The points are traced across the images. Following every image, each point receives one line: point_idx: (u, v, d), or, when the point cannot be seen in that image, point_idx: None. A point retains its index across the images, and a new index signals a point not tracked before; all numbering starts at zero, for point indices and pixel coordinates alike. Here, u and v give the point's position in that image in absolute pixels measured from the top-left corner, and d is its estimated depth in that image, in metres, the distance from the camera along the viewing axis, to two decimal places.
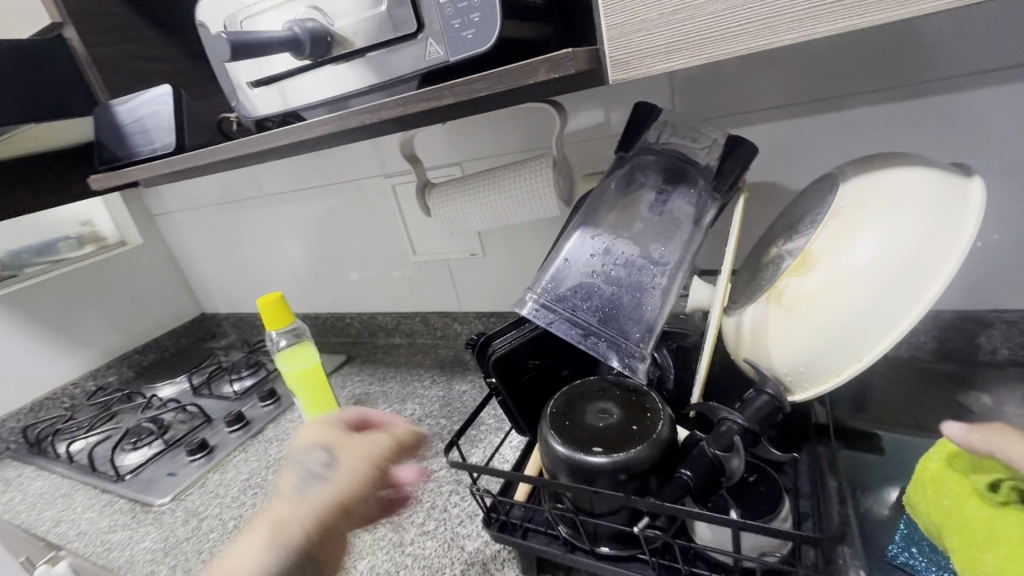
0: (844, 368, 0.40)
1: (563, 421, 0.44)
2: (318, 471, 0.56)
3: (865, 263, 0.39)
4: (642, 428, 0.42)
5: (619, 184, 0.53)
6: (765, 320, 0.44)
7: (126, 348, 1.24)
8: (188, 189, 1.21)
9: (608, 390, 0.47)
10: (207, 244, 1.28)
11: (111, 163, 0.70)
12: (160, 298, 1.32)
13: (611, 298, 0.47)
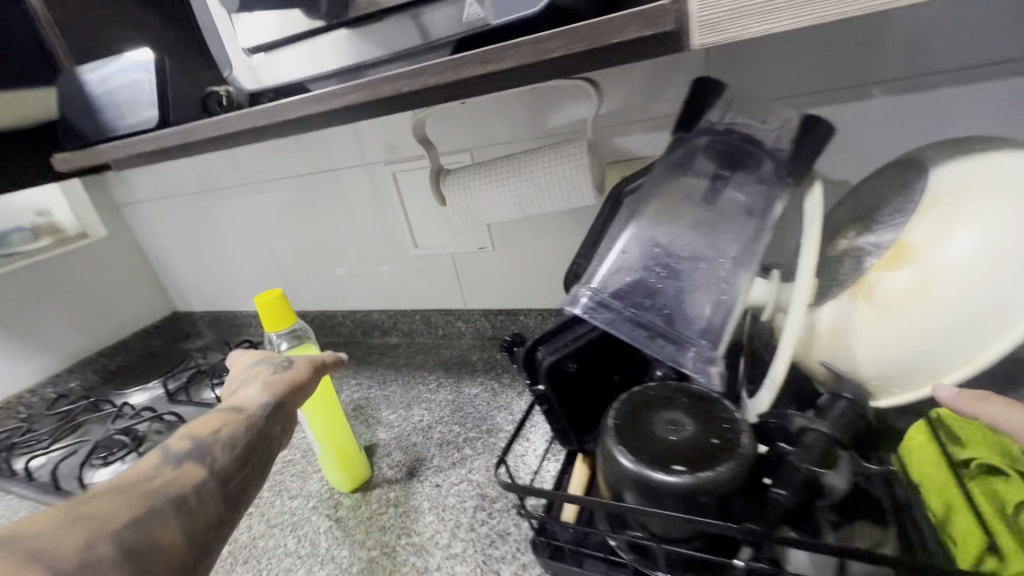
0: (948, 371, 0.37)
1: (630, 435, 0.40)
2: (282, 364, 0.52)
3: (977, 257, 0.34)
4: (723, 443, 0.37)
5: (671, 174, 0.50)
6: (851, 320, 0.40)
7: (89, 351, 1.13)
8: (159, 177, 1.11)
9: (673, 398, 0.42)
10: (181, 237, 1.18)
11: (79, 141, 0.61)
12: (127, 296, 1.21)
13: (674, 298, 0.43)
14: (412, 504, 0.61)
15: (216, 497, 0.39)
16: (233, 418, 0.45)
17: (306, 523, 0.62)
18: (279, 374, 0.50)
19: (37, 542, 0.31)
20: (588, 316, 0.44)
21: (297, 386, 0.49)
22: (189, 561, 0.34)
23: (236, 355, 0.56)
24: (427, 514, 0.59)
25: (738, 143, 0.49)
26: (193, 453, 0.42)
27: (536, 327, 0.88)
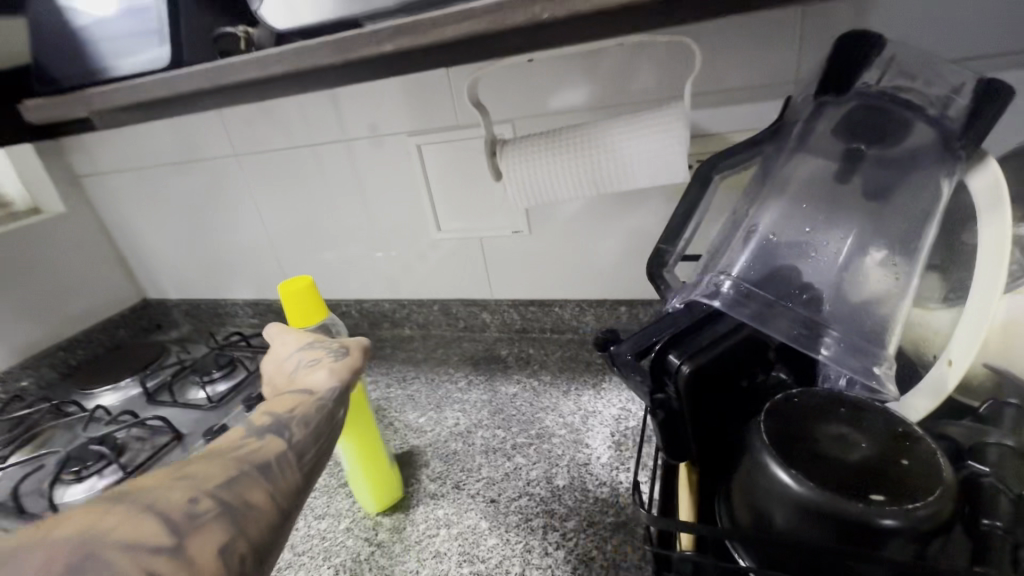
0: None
1: (801, 452, 0.37)
2: (337, 350, 0.46)
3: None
4: (916, 465, 0.35)
5: (799, 167, 0.51)
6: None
7: (45, 345, 0.98)
8: (131, 143, 0.96)
9: (832, 409, 0.40)
10: (153, 215, 1.03)
11: (70, 92, 0.50)
12: (90, 282, 1.06)
13: (814, 297, 0.44)
14: (468, 524, 0.53)
15: (295, 469, 0.36)
16: (305, 400, 0.41)
17: (341, 550, 0.53)
18: (340, 360, 0.44)
19: (148, 497, 0.31)
20: (734, 313, 0.41)
21: (359, 372, 0.44)
22: (274, 525, 0.32)
23: (275, 332, 0.51)
24: (488, 537, 0.51)
25: (885, 109, 0.49)
26: (273, 427, 0.39)
27: (573, 320, 0.82)
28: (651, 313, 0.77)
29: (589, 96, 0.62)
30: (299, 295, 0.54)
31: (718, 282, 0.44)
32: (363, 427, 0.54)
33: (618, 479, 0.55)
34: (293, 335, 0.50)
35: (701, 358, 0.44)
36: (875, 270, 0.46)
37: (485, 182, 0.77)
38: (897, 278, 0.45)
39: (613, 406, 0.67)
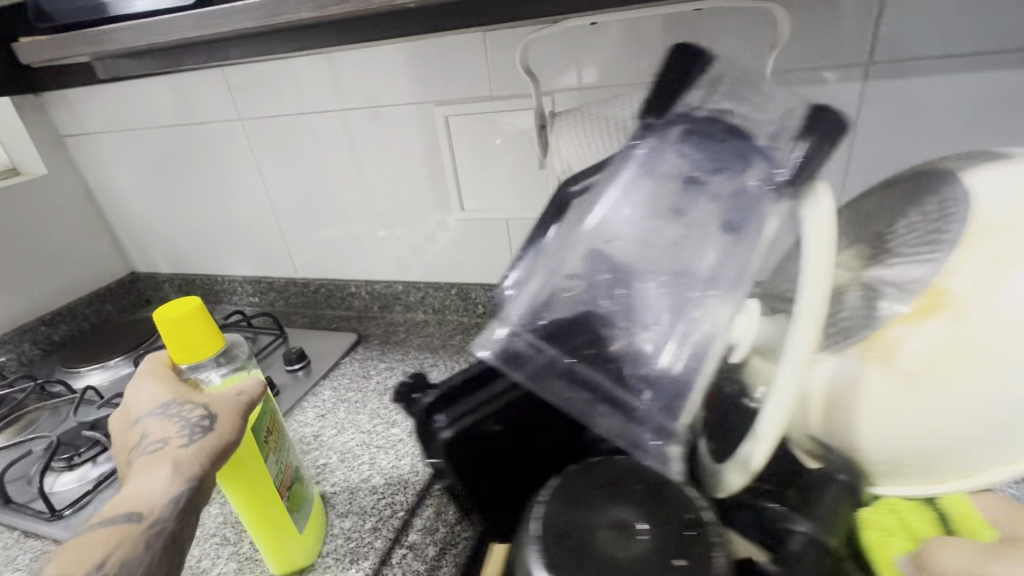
0: (940, 449, 0.36)
1: (558, 541, 0.36)
2: (194, 427, 0.40)
3: (984, 338, 0.32)
4: (688, 564, 0.34)
5: (609, 210, 0.45)
6: (864, 383, 0.36)
7: (26, 319, 0.92)
8: (120, 102, 0.88)
9: (626, 490, 0.40)
10: (145, 182, 0.95)
11: (71, 30, 0.44)
12: (74, 252, 0.98)
13: (598, 352, 0.42)
14: None
15: None
16: (127, 531, 0.36)
17: (369, 552, 0.49)
18: (186, 453, 0.39)
19: None
20: (508, 370, 0.43)
21: (213, 463, 0.39)
22: None
23: (141, 376, 0.46)
24: None
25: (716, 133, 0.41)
26: None
27: None
28: None
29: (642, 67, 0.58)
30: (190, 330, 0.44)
31: (497, 332, 0.45)
32: (250, 489, 0.43)
33: None
34: (162, 380, 0.45)
35: (464, 421, 0.44)
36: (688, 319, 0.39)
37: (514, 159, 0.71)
38: (690, 335, 0.38)
39: None
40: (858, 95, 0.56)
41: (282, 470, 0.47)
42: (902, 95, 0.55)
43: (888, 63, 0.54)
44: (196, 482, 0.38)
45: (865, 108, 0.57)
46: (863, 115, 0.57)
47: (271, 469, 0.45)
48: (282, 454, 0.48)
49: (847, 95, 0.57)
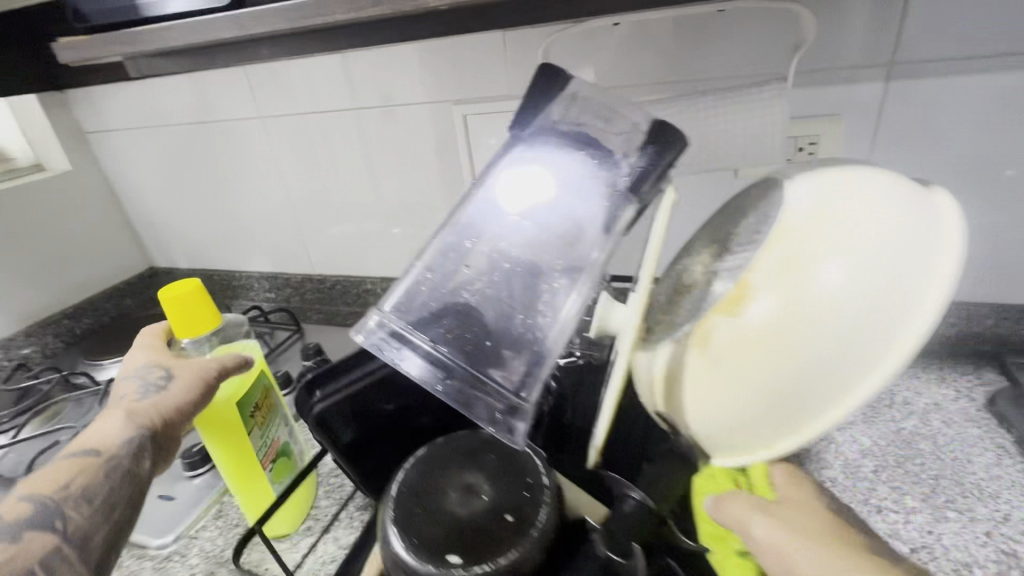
0: (751, 426, 0.35)
1: (416, 506, 0.42)
2: (154, 386, 0.50)
3: (782, 319, 0.31)
4: (515, 520, 0.40)
5: (480, 209, 0.45)
6: (684, 368, 0.35)
7: (49, 313, 0.94)
8: (142, 99, 0.89)
9: (481, 458, 0.46)
10: (165, 178, 0.96)
11: (103, 31, 0.46)
12: (95, 246, 1.00)
13: (462, 334, 0.40)
14: None
15: (77, 552, 0.41)
16: (90, 462, 0.45)
17: None
18: (146, 406, 0.49)
19: None
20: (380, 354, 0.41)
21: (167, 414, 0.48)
22: None
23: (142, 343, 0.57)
24: None
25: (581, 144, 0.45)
26: (42, 509, 0.42)
27: None
28: None
29: (670, 67, 0.57)
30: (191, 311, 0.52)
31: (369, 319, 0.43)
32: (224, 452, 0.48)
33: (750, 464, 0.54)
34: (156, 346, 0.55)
35: (335, 399, 0.48)
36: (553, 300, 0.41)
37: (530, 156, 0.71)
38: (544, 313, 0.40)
39: None
40: (880, 94, 0.56)
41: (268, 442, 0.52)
42: (924, 94, 0.55)
43: (911, 63, 0.54)
44: (153, 427, 0.48)
45: (887, 107, 0.57)
46: (885, 114, 0.57)
47: (255, 441, 0.50)
48: (266, 430, 0.52)
49: (868, 95, 0.56)
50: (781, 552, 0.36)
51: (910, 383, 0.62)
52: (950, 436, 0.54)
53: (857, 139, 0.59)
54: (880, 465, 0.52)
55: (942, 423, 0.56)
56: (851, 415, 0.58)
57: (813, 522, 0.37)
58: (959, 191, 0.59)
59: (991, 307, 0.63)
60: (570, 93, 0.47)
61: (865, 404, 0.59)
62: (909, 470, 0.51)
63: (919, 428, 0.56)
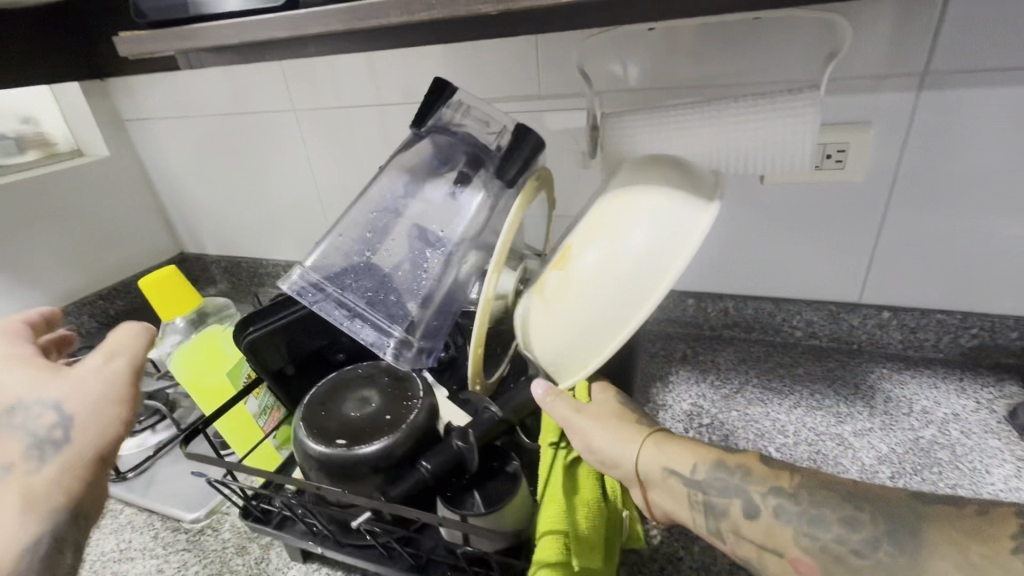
0: (573, 348, 0.43)
1: (316, 410, 0.46)
2: (40, 446, 0.37)
3: (585, 259, 0.42)
4: (393, 419, 0.45)
5: (378, 187, 0.54)
6: (529, 315, 0.45)
7: (85, 294, 0.97)
8: (178, 90, 0.91)
9: (376, 378, 0.49)
10: (199, 167, 0.99)
11: (160, 27, 0.48)
12: (129, 231, 1.03)
13: (364, 285, 0.49)
14: None
15: None
16: None
17: None
18: (39, 475, 0.36)
19: None
20: (298, 299, 0.48)
21: (84, 465, 0.37)
22: None
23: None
24: None
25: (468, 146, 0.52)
26: None
27: None
28: (719, 307, 0.74)
29: (701, 73, 0.58)
30: (169, 291, 0.60)
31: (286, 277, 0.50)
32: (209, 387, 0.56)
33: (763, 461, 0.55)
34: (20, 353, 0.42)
35: (267, 333, 0.53)
36: (436, 258, 0.49)
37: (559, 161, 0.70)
38: (432, 266, 0.49)
39: (684, 401, 0.65)
40: (911, 105, 0.56)
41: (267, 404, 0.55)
42: (957, 106, 0.55)
43: (944, 74, 0.54)
44: (67, 496, 0.36)
45: (918, 118, 0.57)
46: (916, 124, 0.57)
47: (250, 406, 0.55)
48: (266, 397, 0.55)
49: (898, 105, 0.57)
50: (574, 425, 0.46)
51: (929, 392, 0.62)
52: (969, 446, 0.54)
53: (885, 148, 0.59)
54: (896, 472, 0.52)
55: (960, 433, 0.56)
56: (870, 422, 0.59)
57: (608, 414, 0.48)
58: (988, 202, 0.58)
59: (1016, 319, 0.62)
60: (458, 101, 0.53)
61: (884, 411, 0.60)
62: (926, 478, 0.51)
63: (937, 437, 0.56)
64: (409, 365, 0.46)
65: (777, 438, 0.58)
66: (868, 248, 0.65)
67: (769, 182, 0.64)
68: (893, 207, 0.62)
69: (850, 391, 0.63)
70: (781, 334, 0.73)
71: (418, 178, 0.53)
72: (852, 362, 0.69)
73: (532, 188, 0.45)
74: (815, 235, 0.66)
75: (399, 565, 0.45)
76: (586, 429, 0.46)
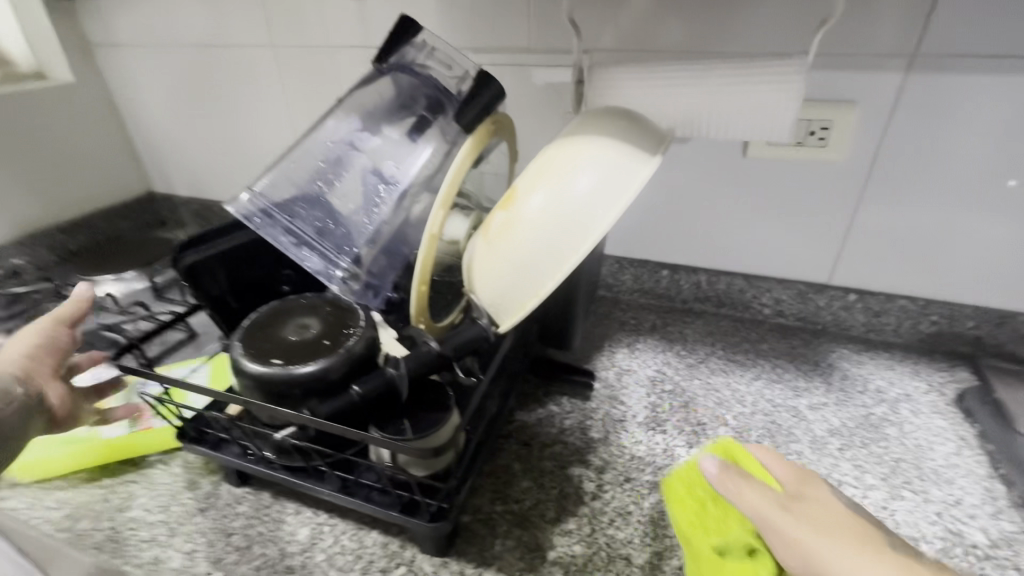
0: (510, 291, 0.43)
1: (255, 331, 0.43)
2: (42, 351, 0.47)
3: (529, 200, 0.42)
4: (332, 343, 0.42)
5: (336, 119, 0.52)
6: (474, 254, 0.45)
7: (44, 225, 0.93)
8: (151, 14, 0.86)
9: (322, 305, 0.46)
10: (171, 101, 0.95)
11: None
12: (94, 163, 0.98)
13: (313, 215, 0.47)
14: (502, 464, 0.52)
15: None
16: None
17: None
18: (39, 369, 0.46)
19: None
20: (245, 222, 0.46)
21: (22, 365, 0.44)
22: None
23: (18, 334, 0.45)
24: (522, 479, 0.50)
25: (428, 89, 0.50)
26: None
27: (609, 277, 0.79)
28: (693, 280, 0.75)
29: (693, 36, 0.56)
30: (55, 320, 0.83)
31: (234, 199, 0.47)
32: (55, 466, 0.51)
33: (721, 426, 0.56)
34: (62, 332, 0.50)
35: (212, 257, 0.51)
36: (389, 195, 0.48)
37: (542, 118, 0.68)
38: (384, 204, 0.47)
39: (648, 368, 0.65)
40: (899, 86, 0.56)
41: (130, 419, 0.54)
42: (943, 89, 0.55)
43: (935, 56, 0.54)
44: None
45: (904, 100, 0.57)
46: (901, 106, 0.57)
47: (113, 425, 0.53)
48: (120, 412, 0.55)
49: (886, 85, 0.56)
50: (770, 521, 0.35)
51: (884, 373, 0.64)
52: (917, 425, 0.56)
53: (869, 129, 0.59)
54: (846, 443, 0.54)
55: (910, 412, 0.58)
56: (825, 397, 0.60)
57: (824, 515, 0.35)
58: (961, 191, 0.59)
59: (974, 308, 0.64)
60: (422, 42, 0.51)
61: (840, 388, 0.61)
62: (873, 451, 0.53)
63: (888, 414, 0.58)
64: (357, 300, 0.46)
65: (735, 407, 0.59)
66: (841, 229, 0.65)
67: (752, 155, 0.64)
68: (870, 189, 0.62)
69: (811, 368, 0.64)
70: (751, 310, 0.74)
71: (376, 116, 0.51)
72: (815, 341, 0.70)
73: (484, 131, 0.46)
74: (792, 214, 0.66)
75: (327, 487, 0.43)
76: (795, 534, 0.34)
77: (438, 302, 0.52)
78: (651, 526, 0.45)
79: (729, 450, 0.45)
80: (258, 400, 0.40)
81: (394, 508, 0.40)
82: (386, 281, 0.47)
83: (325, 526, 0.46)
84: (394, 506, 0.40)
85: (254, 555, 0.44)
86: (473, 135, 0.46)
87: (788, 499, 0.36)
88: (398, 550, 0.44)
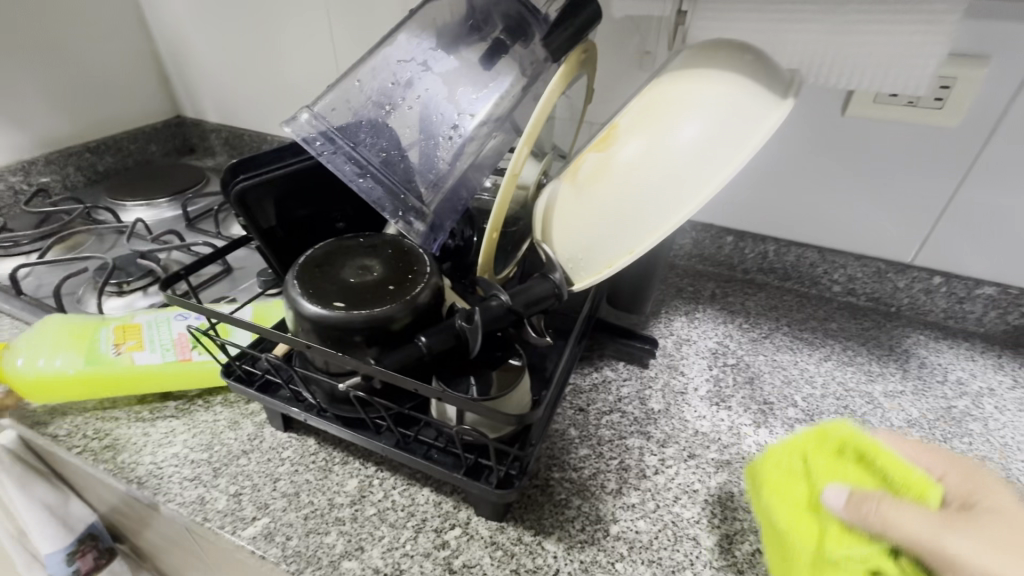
0: (598, 245, 0.38)
1: (313, 268, 0.40)
2: None
3: (628, 144, 0.37)
4: (396, 288, 0.38)
5: (407, 37, 0.46)
6: (555, 202, 0.40)
7: (71, 145, 0.89)
8: None
9: (382, 246, 0.42)
10: (203, 17, 0.88)
11: None
12: (123, 81, 0.93)
13: (377, 143, 0.42)
14: (558, 429, 0.49)
15: None
16: None
17: None
18: None
19: None
20: (305, 146, 0.41)
21: None
22: None
23: None
24: (580, 446, 0.47)
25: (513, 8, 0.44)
26: None
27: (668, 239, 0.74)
28: (759, 249, 0.70)
29: None
30: None
31: (295, 119, 0.43)
32: (71, 384, 0.47)
33: (792, 408, 0.52)
34: None
35: (262, 185, 0.46)
36: (461, 128, 0.42)
37: (618, 56, 0.60)
38: (454, 137, 0.42)
39: (709, 338, 0.61)
40: None
41: (163, 345, 0.50)
42: None
43: None
44: None
45: None
46: None
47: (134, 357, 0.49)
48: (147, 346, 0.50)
49: None
50: (934, 540, 0.29)
51: (965, 364, 0.59)
52: (1002, 421, 0.52)
53: (999, 92, 0.51)
54: (926, 436, 0.50)
55: (995, 408, 0.54)
56: (902, 385, 0.56)
57: (997, 536, 0.29)
58: None
59: None
60: None
61: (917, 376, 0.57)
62: (956, 446, 0.49)
63: (970, 408, 0.54)
64: (419, 243, 0.40)
65: (805, 388, 0.55)
66: (939, 204, 0.59)
67: (851, 113, 0.57)
68: (987, 161, 0.55)
69: (885, 352, 0.60)
70: (819, 286, 0.69)
71: (451, 36, 0.45)
72: (887, 324, 0.65)
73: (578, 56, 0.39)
74: (887, 184, 0.60)
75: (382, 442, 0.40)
76: (962, 551, 0.28)
77: (503, 255, 0.47)
78: (719, 508, 0.43)
79: (854, 446, 0.36)
80: (316, 344, 0.37)
81: (457, 470, 0.38)
82: (449, 225, 0.42)
83: (374, 481, 0.43)
84: (457, 469, 0.38)
85: (302, 503, 0.42)
86: (566, 61, 0.39)
87: (948, 513, 0.31)
88: (452, 512, 0.41)
